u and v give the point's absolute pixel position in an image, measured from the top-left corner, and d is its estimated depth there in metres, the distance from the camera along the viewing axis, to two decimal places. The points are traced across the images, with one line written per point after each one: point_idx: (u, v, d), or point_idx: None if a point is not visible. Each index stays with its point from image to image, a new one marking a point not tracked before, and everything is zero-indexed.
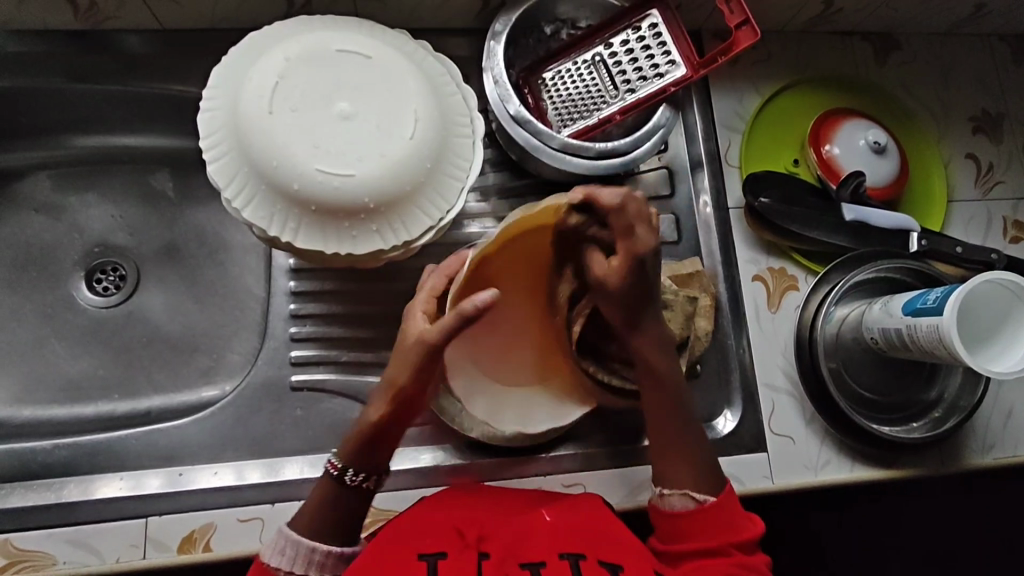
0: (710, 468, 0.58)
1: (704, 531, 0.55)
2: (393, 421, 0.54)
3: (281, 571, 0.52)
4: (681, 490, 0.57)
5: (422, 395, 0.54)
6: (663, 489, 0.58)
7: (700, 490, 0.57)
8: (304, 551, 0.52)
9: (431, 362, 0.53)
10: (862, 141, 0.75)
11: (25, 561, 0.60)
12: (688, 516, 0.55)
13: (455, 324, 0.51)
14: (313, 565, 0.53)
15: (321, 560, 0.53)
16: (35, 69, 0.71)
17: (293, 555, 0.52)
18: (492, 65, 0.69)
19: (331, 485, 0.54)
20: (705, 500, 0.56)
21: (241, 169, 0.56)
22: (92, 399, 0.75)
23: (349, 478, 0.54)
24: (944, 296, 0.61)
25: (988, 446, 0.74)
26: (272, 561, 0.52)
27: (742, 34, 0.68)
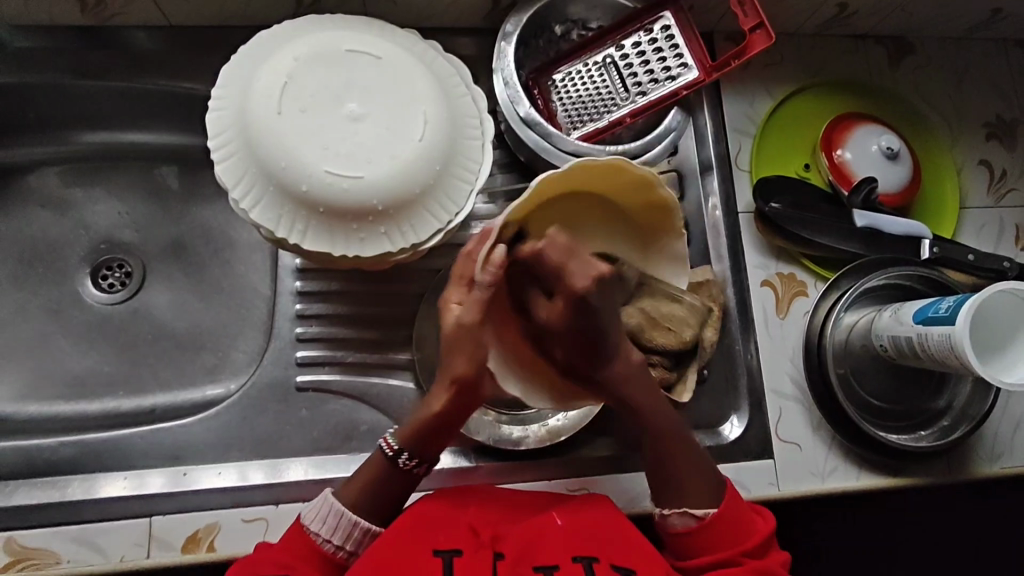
0: (709, 478, 0.58)
1: (721, 541, 0.55)
2: (451, 411, 0.55)
3: (320, 538, 0.53)
4: (678, 507, 0.57)
5: (480, 387, 0.55)
6: (664, 509, 0.57)
7: (699, 506, 0.56)
8: (346, 522, 0.53)
9: (477, 343, 0.54)
10: (875, 147, 0.74)
11: (29, 559, 0.60)
12: (695, 533, 0.56)
13: (475, 306, 0.53)
14: (351, 540, 0.54)
15: (358, 537, 0.54)
16: (42, 65, 0.71)
17: (334, 525, 0.53)
18: (502, 66, 0.69)
19: (385, 462, 0.56)
20: (705, 516, 0.56)
21: (249, 171, 0.55)
22: (99, 395, 0.75)
23: (402, 462, 0.56)
24: (958, 306, 0.60)
25: (997, 455, 0.73)
26: (313, 526, 0.53)
27: (756, 38, 0.68)
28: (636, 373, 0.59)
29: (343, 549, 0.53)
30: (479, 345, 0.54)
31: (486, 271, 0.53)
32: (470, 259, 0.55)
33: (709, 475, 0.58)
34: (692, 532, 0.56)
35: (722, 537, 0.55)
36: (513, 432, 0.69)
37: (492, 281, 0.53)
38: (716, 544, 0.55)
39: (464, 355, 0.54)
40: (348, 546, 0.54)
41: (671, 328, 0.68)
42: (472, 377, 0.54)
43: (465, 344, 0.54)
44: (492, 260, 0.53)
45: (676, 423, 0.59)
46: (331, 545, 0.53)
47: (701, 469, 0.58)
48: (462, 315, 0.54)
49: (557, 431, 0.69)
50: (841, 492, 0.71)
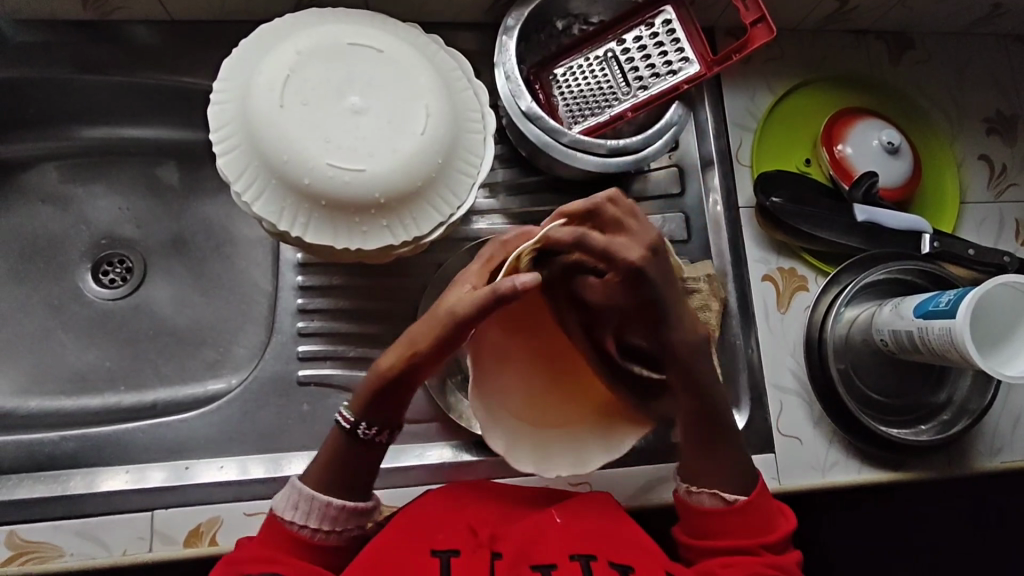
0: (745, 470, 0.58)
1: (732, 527, 0.56)
2: (409, 380, 0.54)
3: (295, 525, 0.53)
4: (707, 488, 0.57)
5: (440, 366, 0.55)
6: (692, 487, 0.58)
7: (729, 490, 0.57)
8: (318, 505, 0.53)
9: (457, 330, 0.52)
10: (875, 142, 0.75)
11: (30, 552, 0.60)
12: (714, 517, 0.56)
13: (475, 304, 0.50)
14: (326, 520, 0.53)
15: (333, 515, 0.53)
16: (42, 59, 0.71)
17: (306, 509, 0.53)
18: (503, 60, 0.69)
19: (342, 437, 0.55)
20: (736, 501, 0.56)
21: (251, 164, 0.55)
22: (100, 390, 0.75)
23: (361, 432, 0.54)
24: (958, 299, 0.60)
25: (996, 450, 0.74)
26: (286, 515, 0.53)
27: (757, 32, 0.68)
28: (698, 351, 0.57)
29: (322, 530, 0.53)
30: (458, 333, 0.52)
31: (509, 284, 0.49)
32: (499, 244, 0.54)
33: (737, 462, 0.58)
34: (714, 514, 0.56)
35: (737, 527, 0.56)
36: None
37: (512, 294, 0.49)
38: (728, 532, 0.56)
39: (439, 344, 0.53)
40: (325, 526, 0.53)
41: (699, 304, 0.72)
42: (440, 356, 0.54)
43: (445, 330, 0.52)
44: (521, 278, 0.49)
45: (717, 409, 0.58)
46: (308, 529, 0.53)
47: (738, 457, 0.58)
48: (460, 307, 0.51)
49: None
50: (842, 487, 0.71)
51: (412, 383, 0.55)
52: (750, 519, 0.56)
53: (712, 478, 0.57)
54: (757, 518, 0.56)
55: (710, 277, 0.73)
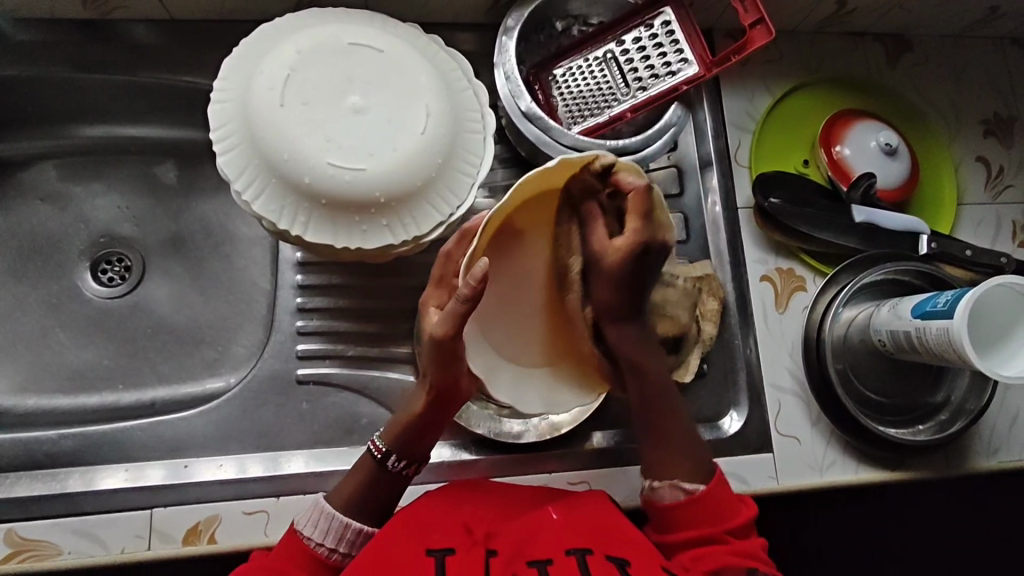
0: (701, 457, 0.59)
1: (705, 516, 0.55)
2: (431, 417, 0.57)
3: (312, 542, 0.53)
4: (670, 481, 0.57)
5: (459, 391, 0.57)
6: (653, 480, 0.58)
7: (689, 481, 0.57)
8: (338, 526, 0.54)
9: (449, 351, 0.53)
10: (873, 143, 0.75)
11: (29, 551, 0.60)
12: (678, 508, 0.56)
13: (450, 320, 0.51)
14: (344, 541, 0.54)
15: (352, 537, 0.54)
16: (42, 57, 0.71)
17: (326, 528, 0.54)
18: (503, 61, 0.69)
19: (373, 466, 0.57)
20: (694, 491, 0.56)
21: (251, 163, 0.56)
22: (98, 389, 0.75)
23: (391, 464, 0.57)
24: (954, 301, 0.61)
25: (993, 449, 0.74)
26: (305, 531, 0.53)
27: (756, 34, 0.68)
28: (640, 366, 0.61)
29: (338, 551, 0.53)
30: (453, 355, 0.53)
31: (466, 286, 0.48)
32: (450, 260, 0.59)
33: (698, 453, 0.59)
34: (679, 505, 0.56)
35: (707, 513, 0.55)
36: (514, 425, 0.69)
37: (472, 296, 0.49)
38: (692, 522, 0.55)
39: (435, 371, 0.55)
40: (341, 548, 0.54)
41: (673, 317, 0.71)
42: (450, 380, 0.55)
43: (436, 355, 0.53)
44: (473, 274, 0.48)
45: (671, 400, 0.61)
46: (324, 549, 0.53)
47: (693, 445, 0.59)
48: (436, 327, 0.52)
49: (557, 424, 0.69)
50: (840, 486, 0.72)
51: (437, 414, 0.57)
52: (719, 507, 0.56)
53: (667, 471, 0.58)
54: (723, 504, 0.56)
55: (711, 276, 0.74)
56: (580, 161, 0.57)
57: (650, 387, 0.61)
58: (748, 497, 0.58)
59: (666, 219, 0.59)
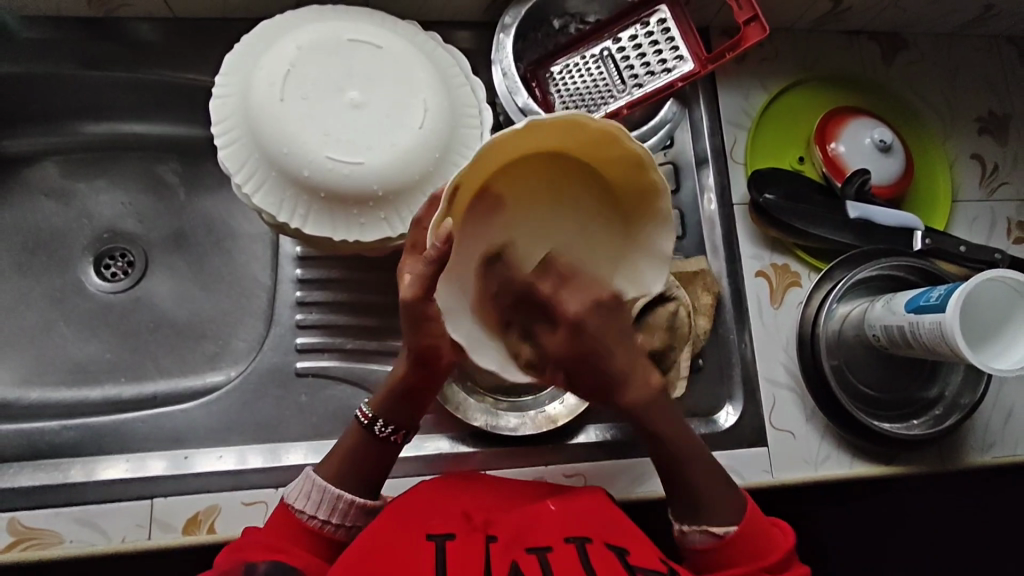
0: (726, 493, 0.57)
1: (741, 556, 0.54)
2: (416, 377, 0.57)
3: (305, 514, 0.54)
4: (699, 527, 0.56)
5: (440, 357, 0.56)
6: (685, 526, 0.57)
7: (718, 524, 0.55)
8: (330, 496, 0.55)
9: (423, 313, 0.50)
10: (868, 140, 0.76)
11: (31, 539, 0.61)
12: (714, 551, 0.55)
13: (419, 281, 0.48)
14: (337, 513, 0.55)
15: (344, 508, 0.55)
16: (46, 54, 0.72)
17: (318, 499, 0.55)
18: (501, 58, 0.70)
19: (361, 432, 0.58)
20: (727, 533, 0.55)
21: (252, 157, 0.56)
22: (100, 382, 0.76)
23: (378, 429, 0.58)
24: (947, 294, 0.61)
25: (989, 445, 0.74)
26: (297, 504, 0.54)
27: (750, 30, 0.69)
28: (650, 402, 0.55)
29: (331, 522, 0.54)
30: (422, 320, 0.51)
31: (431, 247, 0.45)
32: (419, 227, 0.52)
33: (724, 490, 0.57)
34: (714, 551, 0.55)
35: (746, 551, 0.54)
36: (511, 419, 0.70)
37: (439, 259, 0.45)
38: (729, 563, 0.55)
39: (412, 336, 0.53)
40: (334, 519, 0.55)
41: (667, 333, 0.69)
42: (429, 345, 0.54)
43: (408, 320, 0.51)
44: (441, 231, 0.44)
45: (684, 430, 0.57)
46: (317, 520, 0.54)
47: (719, 481, 0.57)
48: (406, 290, 0.49)
49: (553, 417, 0.70)
50: (834, 480, 0.72)
51: (419, 381, 0.57)
52: (756, 542, 0.55)
53: (698, 513, 0.56)
54: (760, 540, 0.55)
55: (703, 269, 0.74)
56: (565, 120, 0.47)
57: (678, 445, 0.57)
58: (778, 524, 0.57)
59: (657, 180, 0.49)
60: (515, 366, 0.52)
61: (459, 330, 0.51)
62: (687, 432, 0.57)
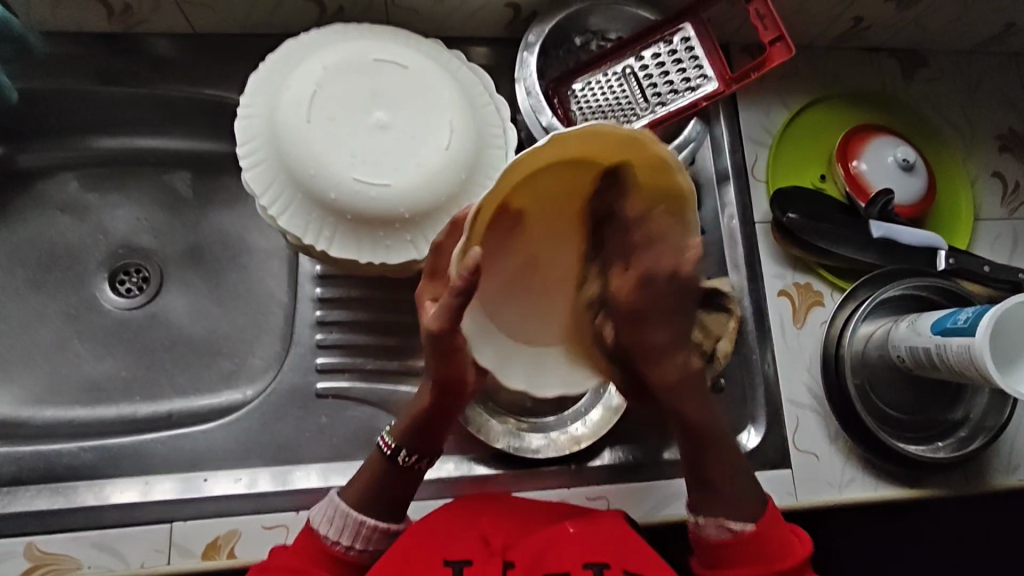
0: (748, 493, 0.56)
1: (758, 555, 0.53)
2: (437, 403, 0.56)
3: (329, 540, 0.53)
4: (716, 520, 0.55)
5: (464, 379, 0.55)
6: (699, 517, 0.56)
7: (736, 520, 0.54)
8: (353, 522, 0.54)
9: (450, 343, 0.50)
10: (891, 158, 0.75)
11: (48, 564, 0.60)
12: (728, 546, 0.54)
13: (445, 313, 0.48)
14: (360, 538, 0.54)
15: (367, 533, 0.54)
16: (66, 70, 0.71)
17: (340, 525, 0.54)
18: (524, 76, 0.70)
19: (382, 460, 0.57)
20: (744, 530, 0.54)
21: (277, 177, 0.56)
22: (115, 400, 0.75)
23: (402, 459, 0.57)
24: (976, 318, 0.61)
25: (1013, 467, 0.74)
26: (321, 530, 0.54)
27: (776, 50, 0.69)
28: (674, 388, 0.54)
29: (355, 547, 0.54)
30: (450, 352, 0.51)
31: (459, 277, 0.44)
32: (442, 254, 0.53)
33: (748, 490, 0.56)
34: (727, 546, 0.54)
35: (766, 550, 0.53)
36: (534, 440, 0.69)
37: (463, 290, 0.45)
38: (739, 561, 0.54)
39: (436, 366, 0.53)
40: (358, 544, 0.54)
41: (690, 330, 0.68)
42: (452, 374, 0.54)
43: (434, 350, 0.51)
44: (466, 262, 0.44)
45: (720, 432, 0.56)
46: (341, 546, 0.53)
47: (741, 483, 0.56)
48: (430, 322, 0.49)
49: (577, 438, 0.69)
50: (858, 503, 0.71)
51: (442, 405, 0.56)
52: (772, 550, 0.53)
53: (714, 506, 0.55)
54: (779, 542, 0.54)
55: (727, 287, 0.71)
56: (583, 133, 0.46)
57: (711, 448, 0.56)
58: (796, 533, 0.56)
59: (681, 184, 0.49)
60: (545, 382, 0.55)
61: (485, 354, 0.54)
62: (718, 431, 0.56)
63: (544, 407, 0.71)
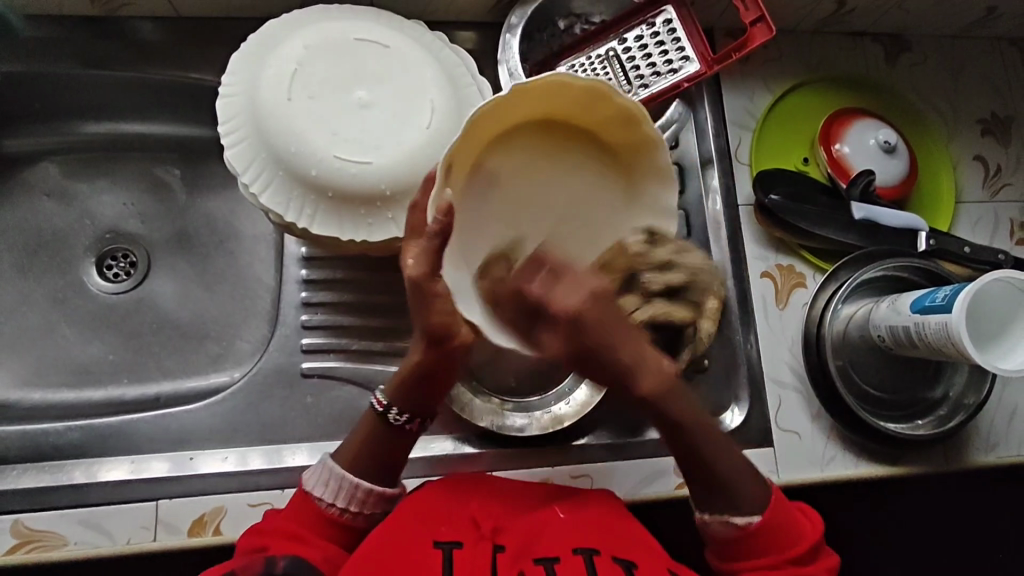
0: (756, 484, 0.54)
1: (768, 547, 0.53)
2: (430, 360, 0.56)
3: (323, 502, 0.54)
4: (721, 516, 0.54)
5: (456, 335, 0.54)
6: (706, 514, 0.55)
7: (743, 515, 0.53)
8: (347, 485, 0.54)
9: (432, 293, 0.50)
10: (873, 141, 0.76)
11: (35, 541, 0.60)
12: (738, 541, 0.53)
13: (425, 258, 0.48)
14: (355, 501, 0.54)
15: (361, 497, 0.54)
16: (50, 55, 0.72)
17: (336, 487, 0.54)
18: (507, 58, 0.72)
19: (376, 422, 0.57)
20: (750, 525, 0.53)
21: (259, 155, 0.56)
22: (104, 382, 0.75)
23: (394, 418, 0.56)
24: (953, 295, 0.61)
25: (991, 444, 0.75)
26: (316, 491, 0.54)
27: (757, 31, 0.70)
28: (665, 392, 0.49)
29: (349, 510, 0.54)
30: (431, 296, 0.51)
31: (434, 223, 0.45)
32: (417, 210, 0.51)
33: (755, 483, 0.54)
34: (734, 541, 0.53)
35: (770, 542, 0.53)
36: (517, 420, 0.70)
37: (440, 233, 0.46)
38: (751, 553, 0.53)
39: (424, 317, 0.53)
40: (353, 507, 0.54)
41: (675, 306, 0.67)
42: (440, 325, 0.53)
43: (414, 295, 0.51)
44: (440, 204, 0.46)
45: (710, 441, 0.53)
46: (336, 509, 0.54)
47: (753, 477, 0.54)
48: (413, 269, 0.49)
49: (560, 417, 0.70)
50: (839, 481, 0.72)
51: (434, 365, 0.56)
52: (778, 534, 0.53)
53: (726, 504, 0.54)
54: (784, 531, 0.53)
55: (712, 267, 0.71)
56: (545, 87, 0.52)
57: (728, 461, 0.53)
58: (807, 514, 0.56)
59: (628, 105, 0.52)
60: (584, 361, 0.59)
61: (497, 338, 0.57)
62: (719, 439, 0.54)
63: (527, 386, 0.72)
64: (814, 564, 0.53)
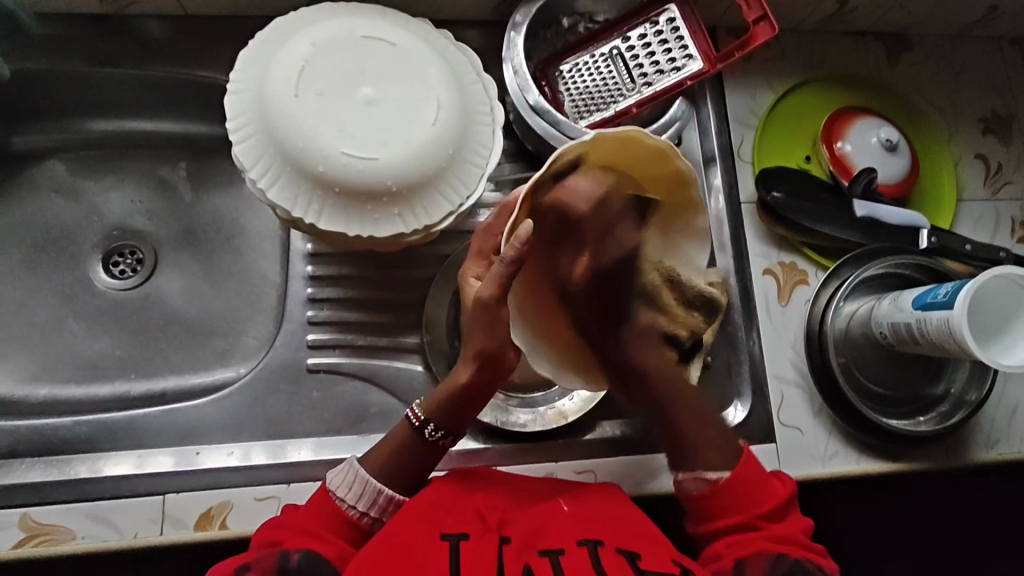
0: (724, 447, 0.58)
1: (743, 504, 0.54)
2: (477, 384, 0.57)
3: (345, 504, 0.54)
4: (693, 472, 0.57)
5: (504, 361, 0.56)
6: (681, 474, 0.58)
7: (712, 470, 0.56)
8: (370, 490, 0.55)
9: (493, 318, 0.54)
10: (874, 139, 0.76)
11: (43, 535, 0.61)
12: (708, 495, 0.55)
13: (496, 280, 0.52)
14: (376, 507, 0.55)
15: (383, 503, 0.55)
16: (58, 52, 0.72)
17: (359, 491, 0.54)
18: (512, 56, 0.71)
19: (410, 430, 0.58)
20: (719, 480, 0.55)
21: (267, 151, 0.57)
22: (110, 378, 0.76)
23: (429, 433, 0.58)
24: (954, 291, 0.62)
25: (993, 441, 0.75)
26: (338, 492, 0.54)
27: (760, 29, 0.70)
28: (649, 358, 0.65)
29: (369, 515, 0.54)
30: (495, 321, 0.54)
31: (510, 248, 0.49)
32: (488, 234, 0.61)
33: (722, 446, 0.58)
34: (705, 496, 0.56)
35: (736, 500, 0.54)
36: (521, 415, 0.70)
37: (516, 258, 0.50)
38: (727, 509, 0.54)
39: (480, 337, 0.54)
40: (372, 513, 0.54)
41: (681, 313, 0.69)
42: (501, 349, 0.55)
43: (481, 318, 0.54)
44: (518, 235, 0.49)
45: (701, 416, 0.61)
46: (356, 511, 0.54)
47: (724, 438, 0.58)
48: (484, 290, 0.52)
49: (564, 413, 0.70)
50: (842, 477, 0.72)
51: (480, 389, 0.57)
52: (747, 491, 0.55)
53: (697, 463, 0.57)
54: (749, 492, 0.55)
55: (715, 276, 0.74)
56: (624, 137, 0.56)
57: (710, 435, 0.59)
58: (782, 478, 0.57)
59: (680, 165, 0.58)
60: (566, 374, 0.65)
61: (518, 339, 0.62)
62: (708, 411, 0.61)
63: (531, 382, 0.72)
64: (789, 522, 0.55)
